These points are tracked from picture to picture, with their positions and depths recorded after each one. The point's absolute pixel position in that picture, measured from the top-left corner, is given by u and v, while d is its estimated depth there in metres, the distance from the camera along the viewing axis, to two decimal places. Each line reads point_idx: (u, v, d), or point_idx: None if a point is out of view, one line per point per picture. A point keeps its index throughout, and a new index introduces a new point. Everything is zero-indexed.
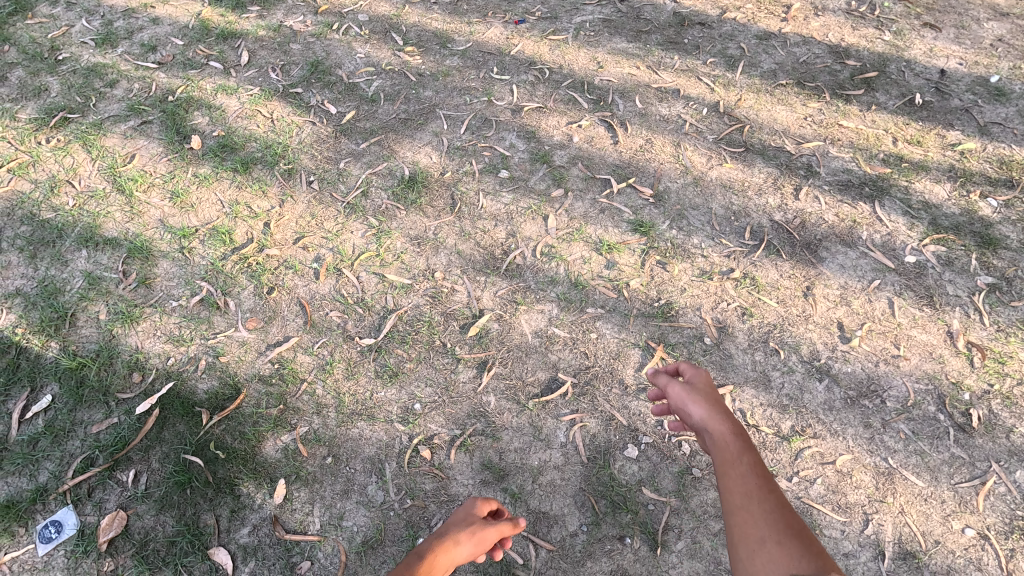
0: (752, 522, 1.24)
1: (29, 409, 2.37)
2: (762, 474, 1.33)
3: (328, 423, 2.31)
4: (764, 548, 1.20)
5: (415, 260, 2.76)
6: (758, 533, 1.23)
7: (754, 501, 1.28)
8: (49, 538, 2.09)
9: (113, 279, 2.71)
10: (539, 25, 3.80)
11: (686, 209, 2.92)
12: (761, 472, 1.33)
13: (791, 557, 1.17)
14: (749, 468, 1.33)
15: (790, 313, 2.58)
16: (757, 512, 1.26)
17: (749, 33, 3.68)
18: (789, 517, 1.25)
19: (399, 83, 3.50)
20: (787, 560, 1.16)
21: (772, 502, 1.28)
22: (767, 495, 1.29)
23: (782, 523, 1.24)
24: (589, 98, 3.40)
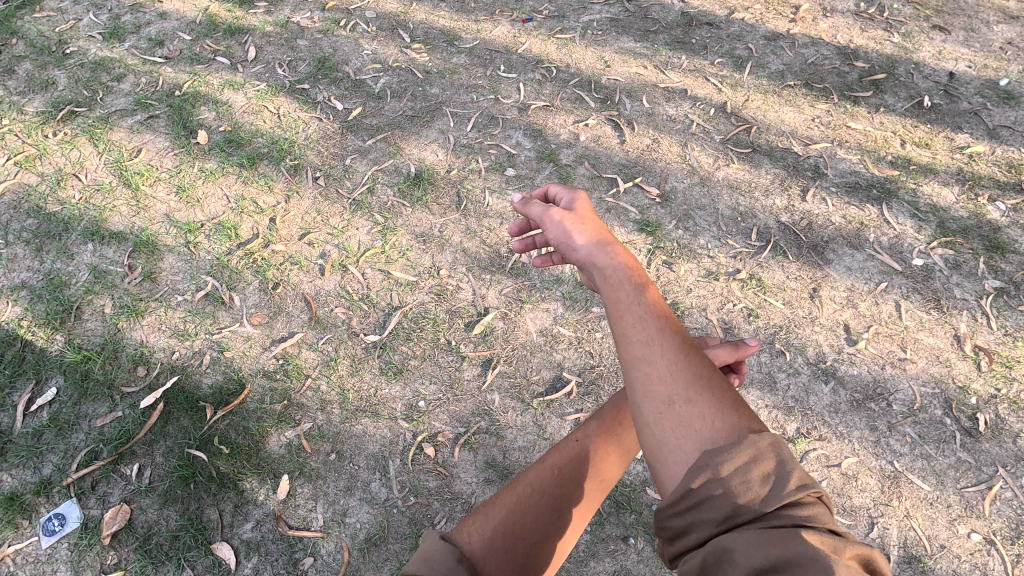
0: (657, 374, 1.10)
1: (34, 402, 2.38)
2: (663, 317, 1.19)
3: (332, 419, 2.31)
4: (672, 409, 1.06)
5: (420, 257, 2.75)
6: (663, 388, 1.08)
7: (656, 348, 1.13)
8: (53, 530, 2.10)
9: (119, 273, 2.71)
10: (547, 24, 3.79)
11: (692, 209, 2.91)
12: (660, 314, 1.19)
13: (703, 417, 1.04)
14: (647, 314, 1.19)
15: (796, 314, 2.57)
16: (663, 364, 1.10)
17: (757, 33, 3.67)
18: (695, 366, 1.11)
19: (405, 80, 3.49)
20: (699, 424, 1.03)
21: (677, 349, 1.13)
22: (671, 339, 1.14)
23: (691, 373, 1.10)
24: (596, 97, 3.39)
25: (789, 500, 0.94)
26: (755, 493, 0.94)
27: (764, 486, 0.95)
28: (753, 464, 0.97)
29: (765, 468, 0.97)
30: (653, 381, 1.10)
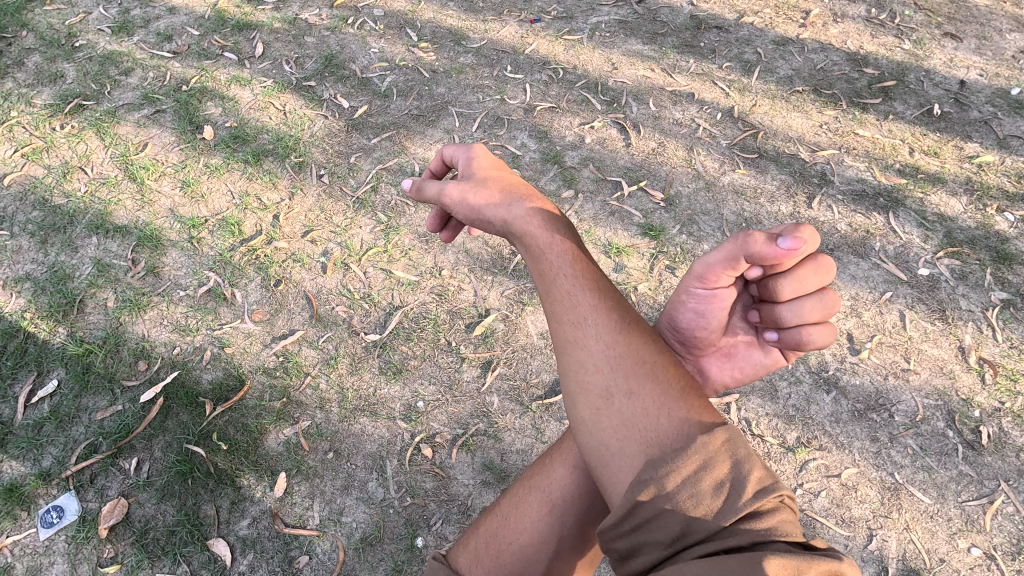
0: (597, 372, 1.24)
1: (35, 393, 2.39)
2: (604, 310, 1.30)
3: (331, 417, 2.31)
4: (616, 404, 1.20)
5: (422, 257, 2.74)
6: (604, 384, 1.23)
7: (594, 349, 1.26)
8: (51, 523, 2.11)
9: (122, 267, 2.72)
10: (555, 25, 3.78)
11: (697, 214, 2.89)
12: (606, 307, 1.31)
13: (641, 412, 1.18)
14: (594, 308, 1.30)
15: None
16: (603, 363, 1.24)
17: (766, 38, 3.65)
18: (642, 362, 1.24)
19: (412, 79, 3.49)
20: (638, 420, 1.17)
21: (620, 344, 1.26)
22: (610, 329, 1.28)
23: (627, 365, 1.24)
24: (602, 99, 3.38)
25: (744, 510, 1.02)
26: (704, 500, 1.04)
27: (693, 476, 1.07)
28: (686, 458, 1.09)
29: (718, 476, 1.07)
30: (592, 377, 1.24)
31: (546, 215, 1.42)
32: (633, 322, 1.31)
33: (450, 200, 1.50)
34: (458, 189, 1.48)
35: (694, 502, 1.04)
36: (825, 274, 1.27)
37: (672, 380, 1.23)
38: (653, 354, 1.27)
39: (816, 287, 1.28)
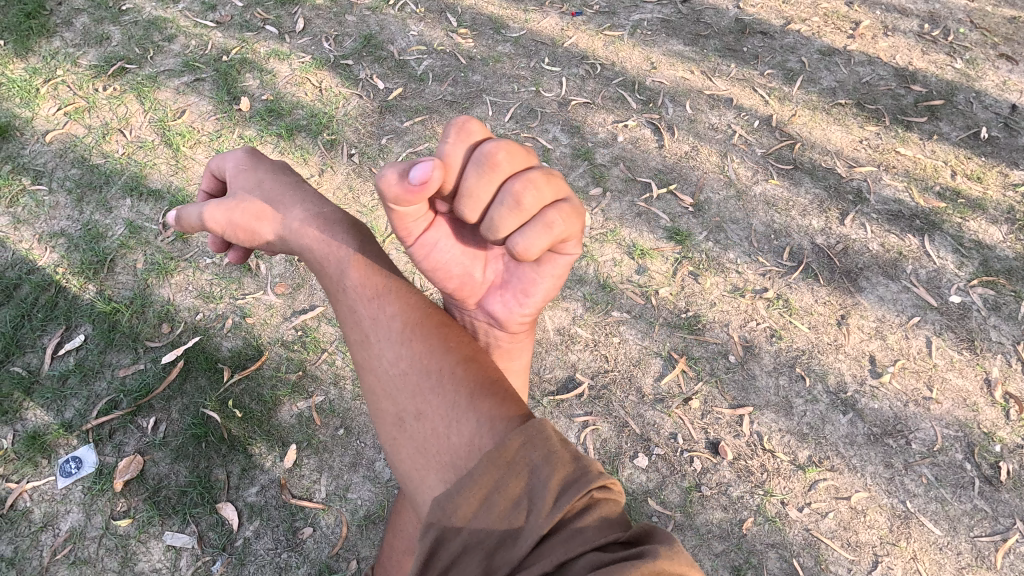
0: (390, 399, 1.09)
1: (62, 346, 2.46)
2: (386, 321, 1.13)
3: (344, 394, 2.34)
4: (411, 424, 1.04)
5: None
6: (395, 409, 1.07)
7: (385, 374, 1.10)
8: (69, 472, 2.18)
9: (153, 230, 2.78)
10: (596, 19, 3.73)
11: (725, 222, 2.85)
12: (390, 311, 1.14)
13: (432, 431, 1.02)
14: (384, 317, 1.14)
15: (820, 340, 2.51)
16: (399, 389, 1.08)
17: (812, 47, 3.56)
18: (430, 364, 1.08)
19: (448, 64, 3.48)
20: (430, 445, 1.00)
21: (406, 358, 1.10)
22: (394, 337, 1.12)
23: (411, 378, 1.08)
24: (639, 98, 3.34)
25: (551, 526, 0.87)
26: (506, 521, 0.90)
27: (491, 503, 0.92)
28: (478, 484, 0.93)
29: (513, 492, 0.92)
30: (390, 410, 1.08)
31: (320, 220, 1.23)
32: (426, 321, 1.14)
33: (221, 231, 1.29)
34: (226, 219, 1.27)
35: (496, 528, 0.91)
36: (501, 166, 0.96)
37: (464, 384, 1.05)
38: (441, 354, 1.10)
39: (499, 186, 0.97)
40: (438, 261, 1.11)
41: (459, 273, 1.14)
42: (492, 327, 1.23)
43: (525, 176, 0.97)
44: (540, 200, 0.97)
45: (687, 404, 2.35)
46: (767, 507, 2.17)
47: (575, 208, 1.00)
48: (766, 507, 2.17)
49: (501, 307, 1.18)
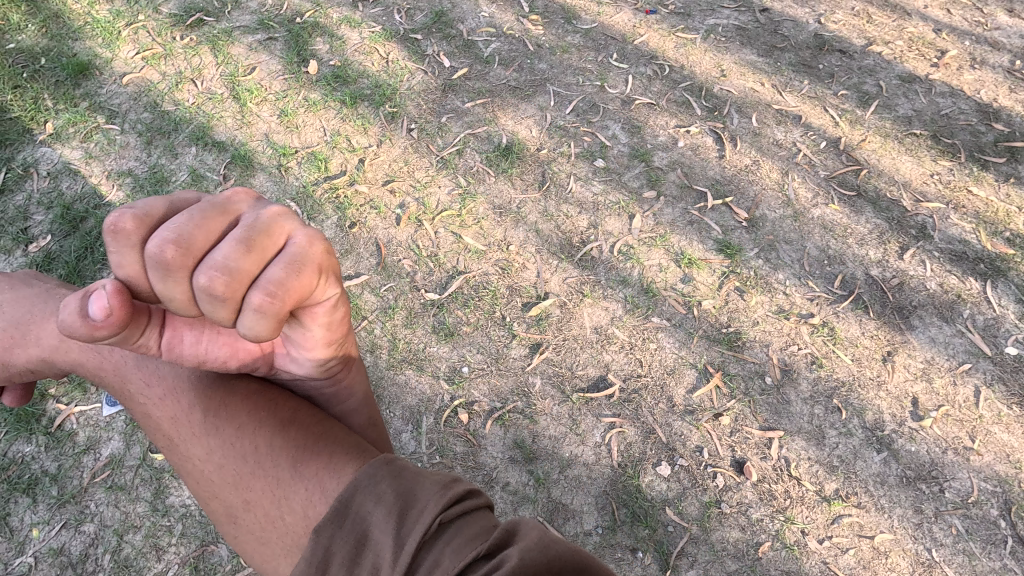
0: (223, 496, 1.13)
1: None
2: (181, 415, 1.15)
3: (379, 363, 2.39)
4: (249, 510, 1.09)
5: (493, 228, 2.76)
6: (233, 499, 1.11)
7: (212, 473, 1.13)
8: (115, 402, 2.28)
9: (214, 181, 2.86)
10: (670, 19, 3.66)
11: (778, 241, 2.79)
12: (186, 405, 1.15)
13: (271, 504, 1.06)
14: (184, 413, 1.14)
15: (863, 374, 2.44)
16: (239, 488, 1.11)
17: (892, 71, 3.43)
18: (243, 441, 1.11)
19: (516, 49, 3.47)
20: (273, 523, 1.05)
21: (214, 446, 1.12)
22: (194, 427, 1.14)
23: (228, 461, 1.11)
24: (704, 105, 3.27)
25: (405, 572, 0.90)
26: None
27: None
28: (307, 567, 0.95)
29: (355, 553, 0.96)
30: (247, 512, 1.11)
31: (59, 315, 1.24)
32: (232, 400, 1.15)
33: None
34: None
35: None
36: (180, 261, 0.88)
37: (282, 453, 1.09)
38: (247, 420, 1.13)
39: (188, 281, 0.90)
40: (200, 353, 1.10)
41: (239, 353, 1.14)
42: (304, 381, 1.22)
43: (220, 250, 0.89)
44: (240, 273, 0.89)
45: (716, 420, 2.33)
46: (786, 534, 2.14)
47: (290, 260, 0.93)
48: (785, 534, 2.15)
49: (294, 362, 1.18)
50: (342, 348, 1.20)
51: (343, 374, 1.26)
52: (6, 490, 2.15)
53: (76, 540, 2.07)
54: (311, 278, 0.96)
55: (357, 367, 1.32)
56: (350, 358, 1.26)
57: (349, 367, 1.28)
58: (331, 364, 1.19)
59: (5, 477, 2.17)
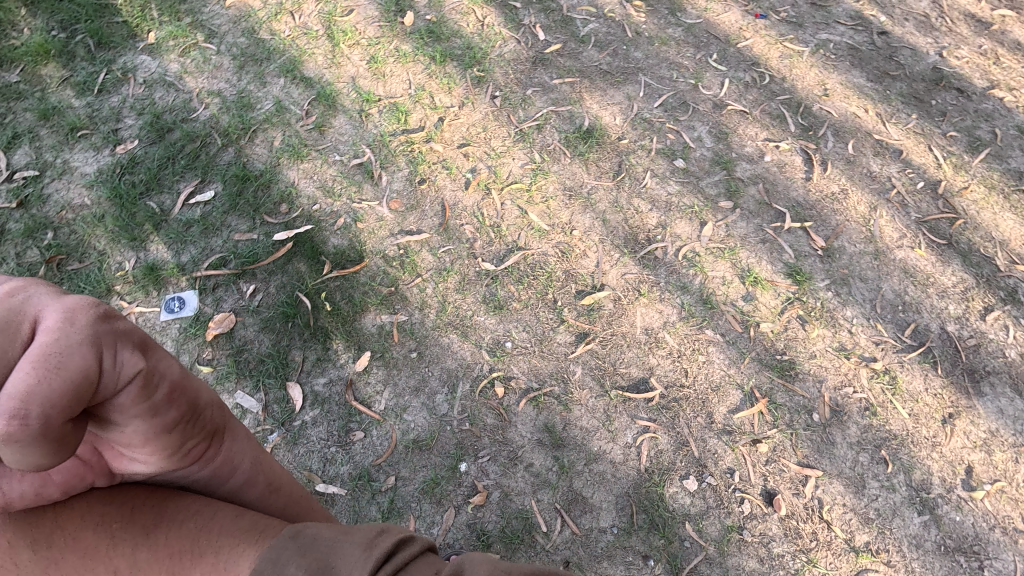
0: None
1: (193, 196, 2.63)
2: None
3: (426, 322, 2.39)
4: None
5: (560, 210, 2.72)
6: None
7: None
8: (172, 310, 2.36)
9: (296, 114, 2.90)
10: (780, 28, 3.48)
11: (852, 276, 2.65)
12: None
13: None
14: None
15: (918, 431, 2.31)
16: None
17: (1011, 120, 3.18)
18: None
19: (614, 33, 3.37)
20: None
21: None
22: None
23: None
24: (800, 122, 3.12)
25: None
26: None
27: None
28: None
29: None
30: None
31: None
32: (77, 520, 0.81)
33: None
34: None
35: None
36: None
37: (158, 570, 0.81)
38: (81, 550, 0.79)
39: None
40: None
41: (53, 472, 0.78)
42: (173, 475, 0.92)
43: None
44: None
45: (754, 446, 2.25)
46: None
47: (46, 353, 0.68)
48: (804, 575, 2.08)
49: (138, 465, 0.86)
50: (201, 417, 0.91)
51: (217, 445, 0.97)
52: None
53: None
54: (93, 364, 0.71)
55: (232, 429, 1.02)
56: (219, 422, 0.98)
57: (221, 433, 0.98)
58: (195, 445, 0.90)
59: None
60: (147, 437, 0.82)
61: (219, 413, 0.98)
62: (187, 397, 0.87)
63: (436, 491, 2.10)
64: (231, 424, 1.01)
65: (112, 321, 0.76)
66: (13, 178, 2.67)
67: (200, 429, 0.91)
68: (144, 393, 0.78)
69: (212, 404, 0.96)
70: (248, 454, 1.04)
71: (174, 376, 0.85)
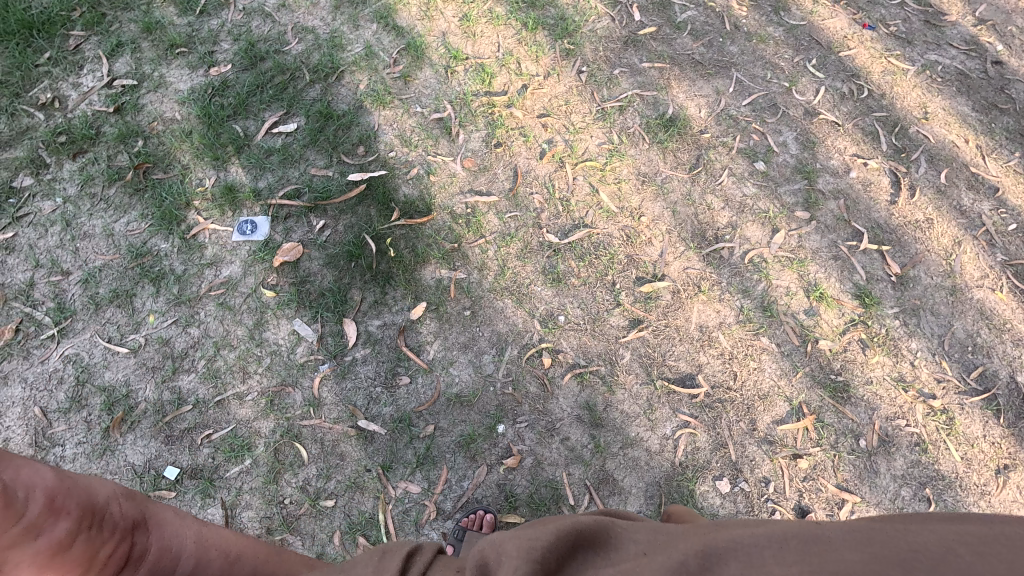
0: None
1: (277, 126, 2.69)
2: None
3: (483, 283, 2.40)
4: None
5: (631, 194, 2.68)
6: None
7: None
8: (244, 233, 2.42)
9: (384, 61, 2.92)
10: (887, 41, 3.31)
11: (924, 308, 2.54)
12: None
13: None
14: None
15: (968, 476, 2.23)
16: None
17: None
18: None
19: (711, 24, 3.26)
20: None
21: None
22: None
23: None
24: (893, 142, 2.98)
25: None
26: None
27: None
28: None
29: None
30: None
31: None
32: None
33: None
34: None
35: None
36: None
37: None
38: None
39: None
40: None
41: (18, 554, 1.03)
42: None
43: None
44: None
45: (794, 461, 2.21)
46: None
47: None
48: None
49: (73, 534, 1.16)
50: (106, 521, 1.25)
51: (141, 536, 1.33)
52: (137, 275, 2.32)
53: (182, 338, 2.21)
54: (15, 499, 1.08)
55: (155, 520, 1.41)
56: (133, 517, 1.33)
57: (140, 524, 1.34)
58: (111, 549, 1.22)
59: (139, 264, 2.34)
60: (46, 560, 1.11)
61: (129, 509, 1.35)
62: (80, 502, 1.21)
63: (472, 447, 2.14)
64: (147, 517, 1.39)
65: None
66: (112, 84, 2.76)
67: (109, 531, 1.24)
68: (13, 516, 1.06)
69: (116, 499, 1.33)
70: (183, 539, 1.44)
71: (49, 487, 1.16)
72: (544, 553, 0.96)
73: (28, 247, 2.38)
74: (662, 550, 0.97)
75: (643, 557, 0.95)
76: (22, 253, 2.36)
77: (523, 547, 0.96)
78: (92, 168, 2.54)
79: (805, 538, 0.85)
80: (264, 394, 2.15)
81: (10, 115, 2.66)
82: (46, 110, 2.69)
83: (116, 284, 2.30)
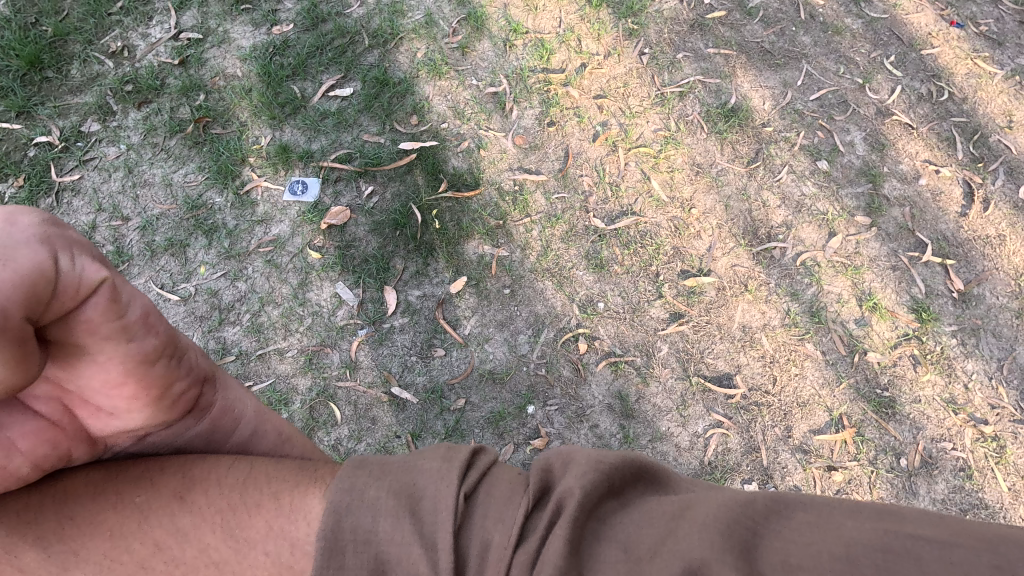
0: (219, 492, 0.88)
1: (333, 89, 2.70)
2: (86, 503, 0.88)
3: (525, 262, 2.38)
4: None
5: (684, 184, 2.61)
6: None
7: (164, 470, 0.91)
8: (294, 193, 2.46)
9: (443, 31, 2.88)
10: (977, 42, 3.08)
11: (985, 329, 2.41)
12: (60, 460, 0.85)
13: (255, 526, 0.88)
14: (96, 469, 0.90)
15: (1013, 508, 2.13)
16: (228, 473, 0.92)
17: None
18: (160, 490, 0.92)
19: (785, 12, 3.10)
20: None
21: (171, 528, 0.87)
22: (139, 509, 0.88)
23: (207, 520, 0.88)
24: (970, 150, 2.80)
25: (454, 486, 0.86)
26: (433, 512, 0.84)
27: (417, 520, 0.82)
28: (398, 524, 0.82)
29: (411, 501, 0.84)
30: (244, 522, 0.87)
31: None
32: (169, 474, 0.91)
33: None
34: None
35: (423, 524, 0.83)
36: None
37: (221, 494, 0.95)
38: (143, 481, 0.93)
39: None
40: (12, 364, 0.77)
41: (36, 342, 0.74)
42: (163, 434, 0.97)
43: None
44: None
45: (828, 472, 2.15)
46: None
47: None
48: None
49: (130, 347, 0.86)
50: (185, 358, 0.96)
51: (210, 391, 1.04)
52: (191, 226, 2.39)
53: (229, 290, 2.28)
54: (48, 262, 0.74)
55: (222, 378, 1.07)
56: (206, 368, 1.04)
57: (210, 380, 1.05)
58: (184, 387, 0.96)
59: (193, 215, 2.41)
60: (131, 368, 0.86)
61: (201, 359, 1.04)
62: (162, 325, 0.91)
63: (501, 425, 2.15)
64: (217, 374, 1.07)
65: (71, 238, 0.80)
66: (178, 37, 2.80)
67: (185, 368, 0.96)
68: (113, 309, 0.81)
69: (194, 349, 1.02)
70: (249, 404, 1.10)
71: (144, 302, 0.89)
72: (614, 468, 0.88)
73: (92, 190, 2.47)
74: (729, 489, 0.89)
75: (707, 493, 0.87)
76: (86, 196, 2.46)
77: (593, 456, 0.89)
78: (155, 118, 2.61)
79: (881, 509, 0.77)
80: (303, 352, 2.20)
81: (82, 62, 2.74)
82: (115, 59, 2.76)
83: (171, 233, 2.38)
